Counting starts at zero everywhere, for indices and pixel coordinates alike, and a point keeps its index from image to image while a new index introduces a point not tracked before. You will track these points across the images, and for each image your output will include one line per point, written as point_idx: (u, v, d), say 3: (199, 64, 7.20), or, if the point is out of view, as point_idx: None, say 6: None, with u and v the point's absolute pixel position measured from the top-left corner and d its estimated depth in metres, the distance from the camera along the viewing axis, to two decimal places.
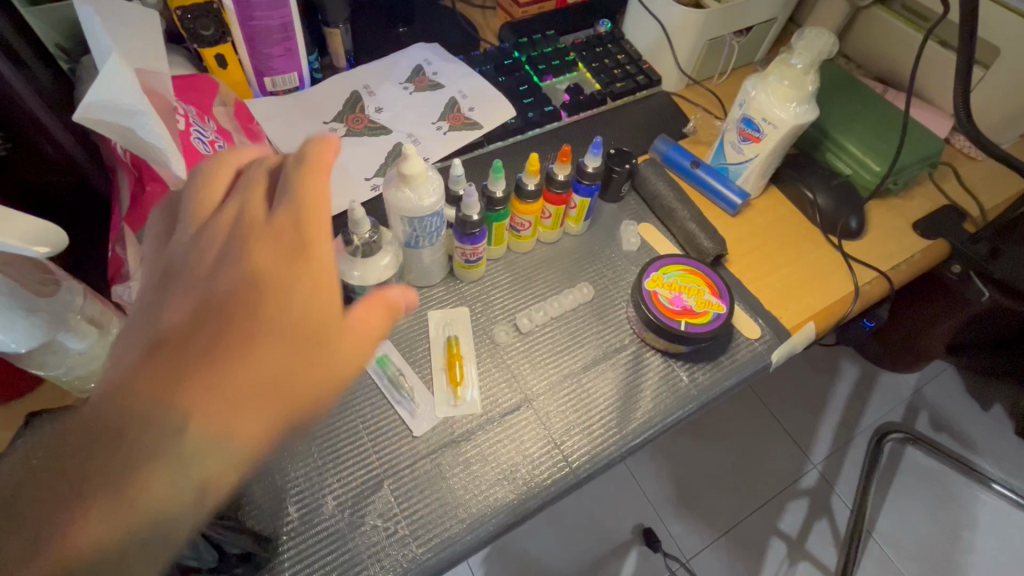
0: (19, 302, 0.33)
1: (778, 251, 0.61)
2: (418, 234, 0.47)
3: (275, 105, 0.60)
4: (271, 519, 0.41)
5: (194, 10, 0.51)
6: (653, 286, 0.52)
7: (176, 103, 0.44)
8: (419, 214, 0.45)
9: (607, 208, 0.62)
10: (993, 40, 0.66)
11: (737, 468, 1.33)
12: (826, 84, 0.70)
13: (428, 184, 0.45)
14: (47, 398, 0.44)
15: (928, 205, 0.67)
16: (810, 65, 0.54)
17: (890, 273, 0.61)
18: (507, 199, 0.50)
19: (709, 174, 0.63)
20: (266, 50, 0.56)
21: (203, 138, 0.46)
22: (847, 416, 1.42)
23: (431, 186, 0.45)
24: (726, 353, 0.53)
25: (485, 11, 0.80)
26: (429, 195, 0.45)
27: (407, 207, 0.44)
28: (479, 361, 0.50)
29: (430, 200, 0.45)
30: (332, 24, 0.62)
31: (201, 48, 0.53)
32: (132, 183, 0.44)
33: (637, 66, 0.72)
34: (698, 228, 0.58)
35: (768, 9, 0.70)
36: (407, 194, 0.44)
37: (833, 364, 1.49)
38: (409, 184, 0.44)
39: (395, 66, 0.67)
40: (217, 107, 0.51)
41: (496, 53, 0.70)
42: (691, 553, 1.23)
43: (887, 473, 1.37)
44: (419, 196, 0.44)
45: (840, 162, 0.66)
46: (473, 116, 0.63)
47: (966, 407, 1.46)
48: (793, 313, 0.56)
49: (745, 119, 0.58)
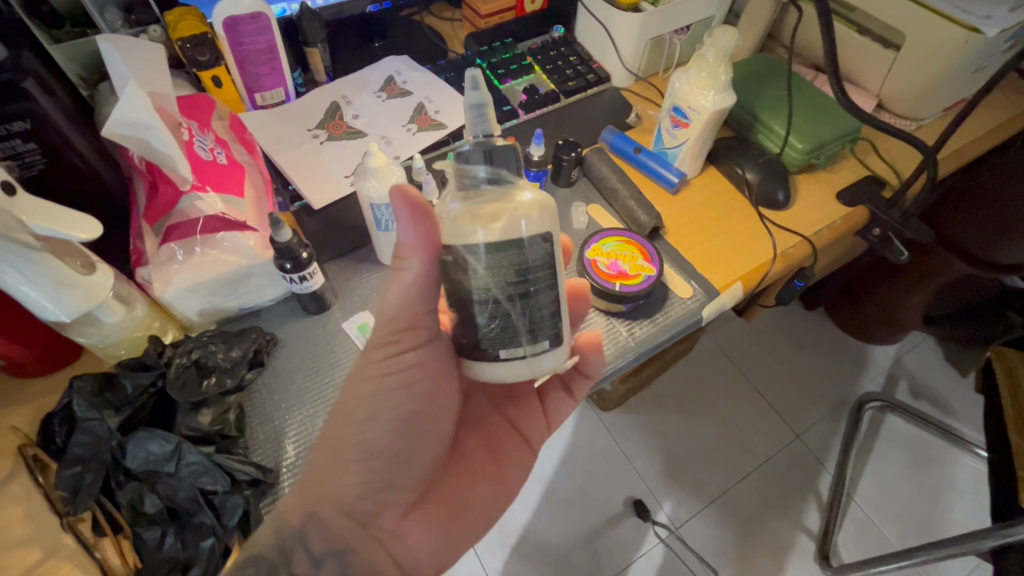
0: (67, 279, 0.42)
1: (712, 224, 0.69)
2: (545, 279, 0.39)
3: (265, 116, 0.68)
4: (273, 456, 0.50)
5: (192, 40, 0.60)
6: (593, 255, 0.62)
7: (180, 119, 0.52)
8: (471, 274, 0.38)
9: (561, 191, 0.70)
10: (899, 27, 0.74)
11: (723, 441, 1.40)
12: (754, 75, 0.78)
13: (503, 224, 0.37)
14: (90, 364, 0.53)
15: (851, 176, 0.75)
16: (719, 57, 0.62)
17: (812, 238, 0.69)
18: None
19: (650, 158, 0.71)
20: (255, 70, 0.65)
21: (205, 147, 0.54)
22: (826, 387, 1.49)
23: (514, 225, 0.37)
24: (661, 310, 0.61)
25: (453, 23, 0.89)
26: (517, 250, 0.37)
27: (487, 199, 0.39)
28: (568, 391, 0.58)
29: (484, 261, 0.37)
30: (312, 44, 0.71)
31: (199, 72, 0.61)
32: (147, 186, 0.52)
33: (588, 67, 0.81)
34: (636, 205, 0.66)
35: (701, 9, 0.79)
36: (485, 170, 0.40)
37: (812, 339, 1.56)
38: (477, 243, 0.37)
39: (370, 78, 0.76)
40: (215, 120, 0.59)
41: (460, 62, 0.79)
42: (680, 521, 1.30)
43: (868, 439, 1.43)
44: (459, 250, 0.38)
45: (769, 141, 0.74)
46: (439, 117, 0.72)
47: (943, 371, 1.53)
48: (722, 274, 0.64)
49: (674, 108, 0.67)
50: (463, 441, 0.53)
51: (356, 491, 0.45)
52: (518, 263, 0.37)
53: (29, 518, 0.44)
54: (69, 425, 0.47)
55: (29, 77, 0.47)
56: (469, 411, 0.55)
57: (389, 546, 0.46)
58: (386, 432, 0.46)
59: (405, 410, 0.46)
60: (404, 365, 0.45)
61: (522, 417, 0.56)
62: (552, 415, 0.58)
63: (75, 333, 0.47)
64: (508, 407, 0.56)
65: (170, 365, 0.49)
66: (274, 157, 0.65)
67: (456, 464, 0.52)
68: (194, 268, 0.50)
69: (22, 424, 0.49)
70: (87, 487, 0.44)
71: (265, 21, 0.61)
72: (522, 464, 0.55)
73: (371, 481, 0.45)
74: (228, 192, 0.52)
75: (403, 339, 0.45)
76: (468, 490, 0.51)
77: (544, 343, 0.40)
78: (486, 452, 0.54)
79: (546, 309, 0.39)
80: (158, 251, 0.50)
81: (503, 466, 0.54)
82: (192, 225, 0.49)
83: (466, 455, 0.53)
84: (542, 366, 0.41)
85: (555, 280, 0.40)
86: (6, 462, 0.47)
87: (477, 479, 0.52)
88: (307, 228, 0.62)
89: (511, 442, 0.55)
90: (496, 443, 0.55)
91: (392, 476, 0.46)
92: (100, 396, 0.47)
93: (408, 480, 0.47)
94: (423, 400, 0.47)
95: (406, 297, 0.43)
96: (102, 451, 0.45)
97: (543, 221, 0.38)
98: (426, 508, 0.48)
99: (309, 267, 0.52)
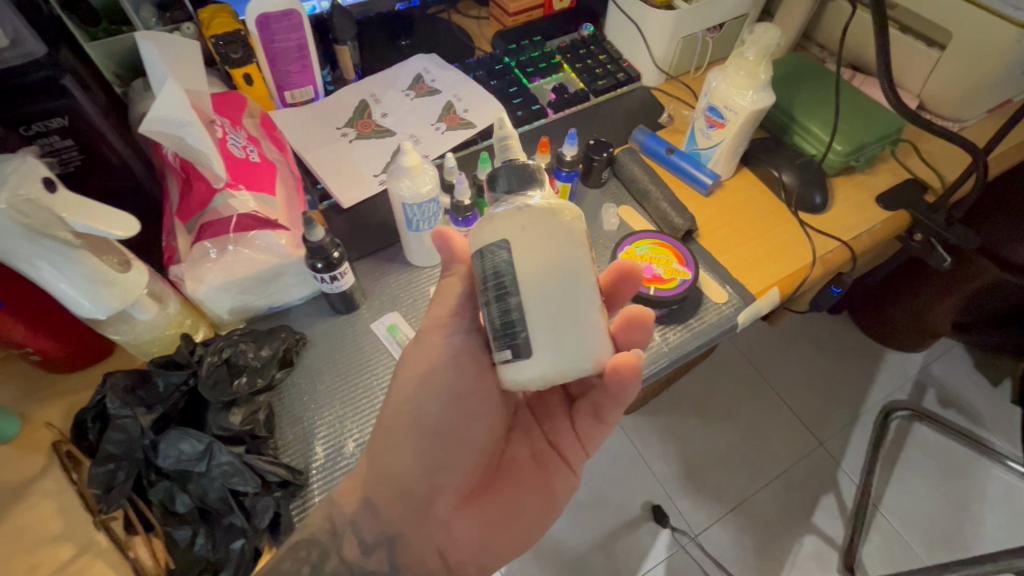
0: (104, 278, 0.41)
1: (747, 227, 0.67)
2: (501, 286, 0.39)
3: (294, 114, 0.68)
4: (302, 456, 0.49)
5: (226, 37, 0.60)
6: (626, 258, 0.61)
7: (214, 116, 0.52)
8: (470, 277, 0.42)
9: (591, 192, 0.69)
10: (944, 25, 0.72)
11: (745, 448, 1.37)
12: (790, 75, 0.76)
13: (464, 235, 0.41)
14: (123, 360, 0.53)
15: (892, 179, 0.73)
16: (761, 56, 0.60)
17: (851, 242, 0.66)
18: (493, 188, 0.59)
19: (683, 159, 0.70)
20: (285, 68, 0.65)
21: (238, 145, 0.53)
22: (852, 395, 1.45)
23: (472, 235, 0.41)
24: (696, 314, 0.60)
25: (480, 21, 0.88)
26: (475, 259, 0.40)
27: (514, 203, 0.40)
28: (598, 415, 0.53)
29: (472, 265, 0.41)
30: (342, 41, 0.70)
31: (231, 70, 0.61)
32: (180, 184, 0.52)
33: (618, 65, 0.79)
34: (670, 207, 0.64)
35: (737, 7, 0.77)
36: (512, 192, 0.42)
37: (837, 345, 1.53)
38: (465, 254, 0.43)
39: (398, 76, 0.75)
40: (246, 118, 0.59)
41: (488, 60, 0.78)
42: (700, 528, 1.27)
43: (894, 449, 1.39)
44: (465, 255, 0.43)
45: (807, 143, 0.72)
46: (468, 116, 0.71)
47: (974, 381, 1.48)
48: (758, 279, 0.62)
49: (710, 108, 0.65)
50: (513, 446, 0.52)
51: (416, 474, 0.46)
52: (490, 272, 0.39)
53: (62, 515, 0.45)
54: (102, 422, 0.47)
55: (67, 74, 0.46)
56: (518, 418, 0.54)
57: (437, 535, 0.47)
58: (443, 410, 0.46)
59: (456, 386, 0.46)
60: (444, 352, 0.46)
61: (563, 439, 0.54)
62: (589, 440, 0.54)
63: (109, 330, 0.47)
64: (551, 425, 0.54)
65: (201, 364, 0.48)
66: (303, 155, 0.64)
67: (504, 470, 0.51)
68: (226, 267, 0.50)
69: (56, 420, 0.49)
70: (120, 485, 0.44)
71: (296, 18, 0.61)
72: (566, 483, 0.53)
73: (427, 462, 0.46)
74: (261, 190, 0.52)
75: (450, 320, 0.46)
76: (515, 499, 0.50)
77: (505, 352, 0.40)
78: (534, 464, 0.52)
79: (501, 317, 0.39)
80: (192, 249, 0.49)
81: (552, 484, 0.52)
82: (225, 223, 0.49)
83: (517, 463, 0.52)
84: (514, 377, 0.40)
85: (513, 288, 0.38)
86: (41, 458, 0.47)
87: (528, 493, 0.50)
88: (336, 227, 0.61)
89: (557, 459, 0.53)
90: (546, 456, 0.53)
91: (450, 458, 0.46)
92: (132, 393, 0.47)
93: (463, 465, 0.47)
94: (487, 391, 0.47)
95: (465, 294, 0.46)
96: (134, 449, 0.45)
97: (493, 227, 0.39)
98: (477, 503, 0.48)
99: (341, 267, 0.52)
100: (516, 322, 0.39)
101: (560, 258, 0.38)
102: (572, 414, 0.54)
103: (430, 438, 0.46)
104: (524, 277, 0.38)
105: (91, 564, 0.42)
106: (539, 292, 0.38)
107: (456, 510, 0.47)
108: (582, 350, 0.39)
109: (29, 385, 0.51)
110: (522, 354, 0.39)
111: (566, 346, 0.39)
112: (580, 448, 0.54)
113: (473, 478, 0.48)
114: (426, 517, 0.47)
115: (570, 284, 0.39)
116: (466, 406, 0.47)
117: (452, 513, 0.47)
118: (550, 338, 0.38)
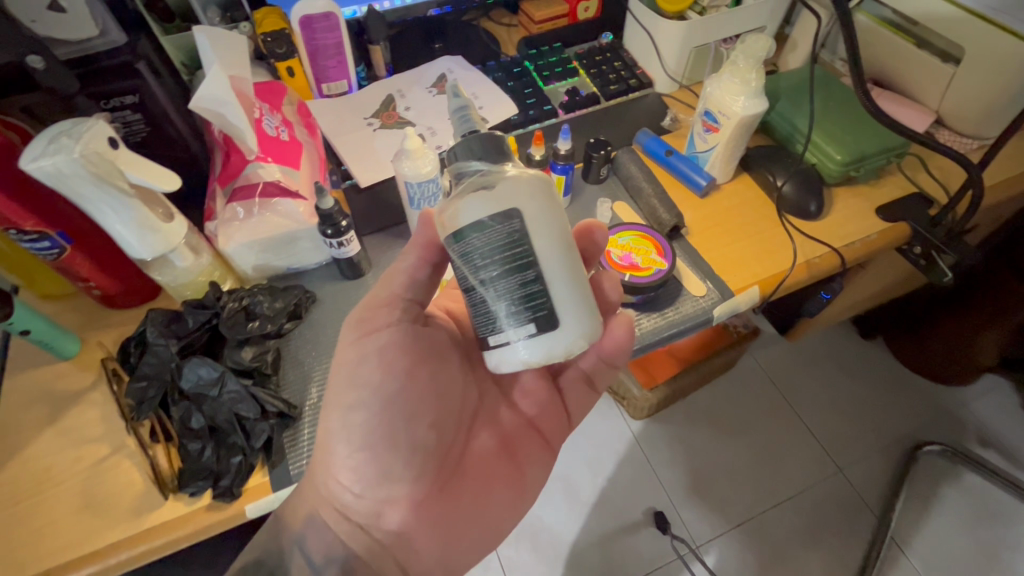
0: (152, 225, 0.50)
1: (737, 229, 0.69)
2: (517, 258, 0.42)
3: (328, 103, 0.77)
4: (298, 395, 0.56)
5: (273, 35, 0.70)
6: (608, 247, 0.65)
7: (254, 101, 0.61)
8: (462, 261, 0.43)
9: (590, 187, 0.74)
10: (961, 40, 0.71)
11: (758, 465, 1.33)
12: (800, 86, 0.78)
13: (456, 208, 0.42)
14: (166, 302, 0.62)
15: (897, 192, 0.73)
16: (752, 65, 0.64)
17: (842, 250, 0.67)
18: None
19: (680, 161, 0.73)
20: (324, 63, 0.74)
21: (272, 125, 0.62)
22: (881, 422, 1.38)
23: (469, 210, 0.42)
24: (673, 305, 0.63)
25: (509, 28, 0.94)
26: (476, 233, 0.42)
27: (501, 173, 0.43)
28: (590, 383, 0.62)
29: (469, 246, 0.42)
30: (375, 42, 0.79)
31: (276, 62, 0.71)
32: (222, 156, 0.61)
33: (631, 72, 0.84)
34: (659, 204, 0.68)
35: (750, 20, 0.80)
36: (481, 165, 0.44)
37: (869, 370, 1.46)
38: (448, 231, 0.43)
39: (424, 75, 0.83)
40: (286, 104, 0.68)
41: (509, 63, 0.84)
42: (701, 540, 1.24)
43: (924, 484, 1.30)
44: (448, 242, 0.44)
45: (808, 152, 0.73)
46: (482, 112, 0.77)
47: (1020, 423, 1.38)
48: (739, 277, 0.65)
49: (706, 112, 0.68)
50: (477, 440, 0.56)
51: (354, 493, 0.50)
52: (499, 247, 0.42)
53: (103, 421, 0.54)
54: (141, 347, 0.56)
55: (141, 61, 0.56)
56: (484, 407, 0.58)
57: (394, 549, 0.51)
58: (367, 422, 0.49)
59: (382, 393, 0.49)
60: (377, 345, 0.50)
61: (543, 417, 0.60)
62: (575, 408, 0.62)
63: (154, 272, 0.56)
64: (523, 403, 0.60)
65: (224, 307, 0.57)
66: (331, 140, 0.73)
67: (467, 464, 0.55)
68: (253, 228, 0.58)
69: (106, 341, 0.59)
70: (149, 400, 0.53)
71: (335, 20, 0.70)
72: (536, 463, 0.58)
73: (363, 477, 0.50)
74: (287, 164, 0.60)
75: (374, 316, 0.51)
76: (480, 494, 0.54)
77: (526, 328, 0.43)
78: (503, 454, 0.57)
79: (517, 292, 0.42)
80: (225, 210, 0.58)
81: (521, 470, 0.57)
82: (253, 189, 0.57)
83: (480, 456, 0.56)
84: (535, 351, 0.43)
85: (530, 257, 0.42)
86: (93, 374, 0.57)
87: (495, 482, 0.55)
88: (353, 204, 0.69)
89: (529, 441, 0.59)
90: (513, 443, 0.58)
91: (388, 473, 0.50)
92: (167, 327, 0.56)
93: (405, 477, 0.50)
94: (416, 390, 0.51)
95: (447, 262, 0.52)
96: (164, 372, 0.54)
97: (504, 198, 0.41)
98: (428, 509, 0.51)
99: (347, 234, 0.59)
100: (536, 296, 0.42)
101: (555, 227, 0.43)
102: (559, 388, 0.61)
103: (361, 459, 0.49)
104: (544, 248, 0.42)
105: (120, 462, 0.52)
106: (557, 267, 0.42)
107: (410, 519, 0.51)
108: (586, 314, 0.44)
109: (90, 316, 0.61)
110: (543, 323, 0.42)
111: (575, 310, 0.43)
112: (565, 419, 0.61)
113: (428, 487, 0.52)
114: (383, 531, 0.51)
115: (571, 259, 0.44)
116: (397, 423, 0.50)
117: (406, 521, 0.51)
118: (569, 306, 0.43)
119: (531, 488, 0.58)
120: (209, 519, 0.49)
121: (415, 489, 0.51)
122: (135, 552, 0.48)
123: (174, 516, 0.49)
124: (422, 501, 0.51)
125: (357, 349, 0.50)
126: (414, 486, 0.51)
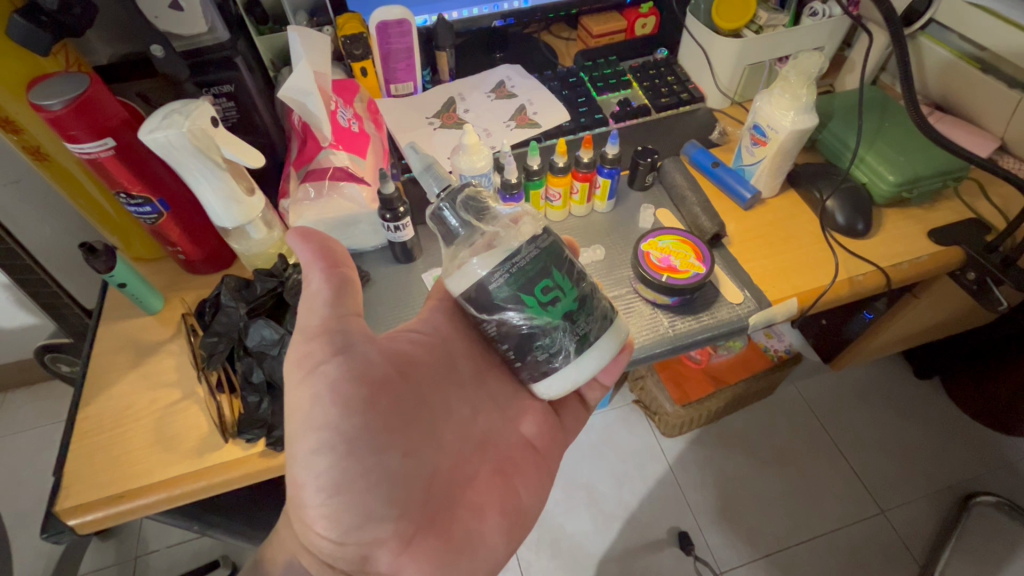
0: (235, 197, 0.57)
1: (780, 240, 0.70)
2: None
3: (395, 102, 0.83)
4: None
5: (353, 38, 0.76)
6: (648, 248, 0.67)
7: (332, 95, 0.67)
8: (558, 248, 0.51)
9: (634, 194, 0.76)
10: None
11: (792, 497, 1.28)
12: (854, 105, 0.78)
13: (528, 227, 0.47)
14: (239, 270, 0.69)
15: (953, 216, 0.71)
16: (804, 80, 0.65)
17: (886, 269, 0.67)
18: (566, 169, 0.70)
19: (727, 172, 0.74)
20: (394, 65, 0.81)
21: (345, 117, 0.68)
22: (931, 465, 1.31)
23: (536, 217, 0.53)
24: (708, 310, 0.64)
25: (568, 42, 0.99)
26: None
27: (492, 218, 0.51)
28: (580, 401, 0.67)
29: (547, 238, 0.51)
30: (442, 47, 0.85)
31: (352, 63, 0.78)
32: (299, 142, 0.67)
33: (683, 87, 0.86)
34: (701, 212, 0.70)
35: (807, 40, 0.81)
36: (457, 219, 0.50)
37: (921, 409, 1.39)
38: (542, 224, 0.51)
39: (484, 81, 0.88)
40: (359, 101, 0.75)
41: (564, 73, 0.88)
42: (725, 566, 1.20)
43: (977, 537, 1.21)
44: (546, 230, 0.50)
45: (859, 171, 0.73)
46: (535, 117, 0.82)
47: None
48: (778, 289, 0.65)
49: (755, 126, 0.70)
50: (479, 468, 0.59)
51: (333, 541, 0.50)
52: None
53: (177, 369, 0.61)
54: (213, 307, 0.63)
55: (239, 56, 0.64)
56: (481, 427, 0.61)
57: None
58: (331, 468, 0.48)
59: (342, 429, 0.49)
60: (324, 381, 0.49)
61: (541, 438, 0.63)
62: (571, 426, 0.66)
63: (232, 240, 0.63)
64: (522, 424, 0.62)
65: (289, 277, 0.63)
66: (396, 136, 0.79)
67: (461, 492, 0.57)
68: (320, 208, 0.64)
69: (188, 299, 0.67)
70: (218, 352, 0.59)
71: (408, 27, 0.76)
72: (530, 485, 0.61)
73: (369, 514, 0.50)
74: (356, 154, 0.66)
75: (314, 350, 0.50)
76: (472, 522, 0.56)
77: None
78: (496, 478, 0.59)
79: None
80: (298, 190, 0.64)
81: (518, 495, 0.60)
82: (324, 172, 0.63)
83: (479, 484, 0.58)
84: None
85: None
86: (171, 329, 0.64)
87: (486, 509, 0.57)
88: (411, 195, 0.74)
89: (525, 465, 0.61)
90: (511, 468, 0.61)
91: (365, 517, 0.50)
92: (239, 291, 0.62)
93: (390, 515, 0.51)
94: (381, 413, 0.51)
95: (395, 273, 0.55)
96: (233, 330, 0.60)
97: None
98: (418, 543, 0.52)
99: (404, 219, 0.64)
100: None
101: None
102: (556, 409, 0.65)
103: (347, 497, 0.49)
104: None
105: (189, 407, 0.58)
106: None
107: (400, 562, 0.51)
108: None
109: (174, 277, 0.68)
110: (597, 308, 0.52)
111: None
112: (561, 437, 0.64)
113: (408, 524, 0.52)
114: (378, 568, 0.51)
115: None
116: (360, 475, 0.49)
117: (399, 557, 0.51)
118: None
119: (527, 514, 0.60)
120: (259, 464, 0.55)
121: (410, 524, 0.52)
122: (193, 486, 0.53)
123: (232, 458, 0.55)
124: (414, 539, 0.52)
125: (305, 391, 0.49)
126: (405, 521, 0.51)
